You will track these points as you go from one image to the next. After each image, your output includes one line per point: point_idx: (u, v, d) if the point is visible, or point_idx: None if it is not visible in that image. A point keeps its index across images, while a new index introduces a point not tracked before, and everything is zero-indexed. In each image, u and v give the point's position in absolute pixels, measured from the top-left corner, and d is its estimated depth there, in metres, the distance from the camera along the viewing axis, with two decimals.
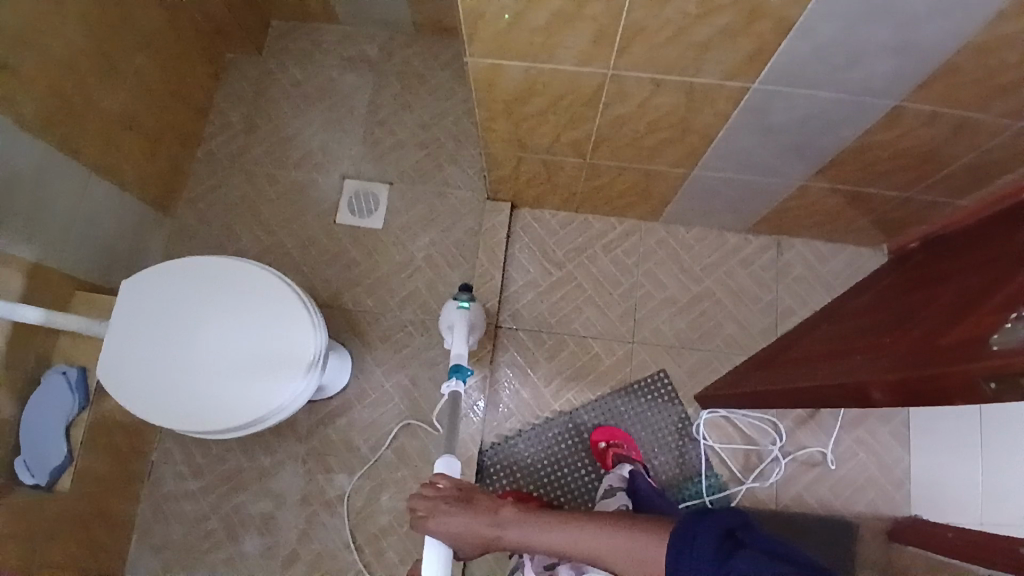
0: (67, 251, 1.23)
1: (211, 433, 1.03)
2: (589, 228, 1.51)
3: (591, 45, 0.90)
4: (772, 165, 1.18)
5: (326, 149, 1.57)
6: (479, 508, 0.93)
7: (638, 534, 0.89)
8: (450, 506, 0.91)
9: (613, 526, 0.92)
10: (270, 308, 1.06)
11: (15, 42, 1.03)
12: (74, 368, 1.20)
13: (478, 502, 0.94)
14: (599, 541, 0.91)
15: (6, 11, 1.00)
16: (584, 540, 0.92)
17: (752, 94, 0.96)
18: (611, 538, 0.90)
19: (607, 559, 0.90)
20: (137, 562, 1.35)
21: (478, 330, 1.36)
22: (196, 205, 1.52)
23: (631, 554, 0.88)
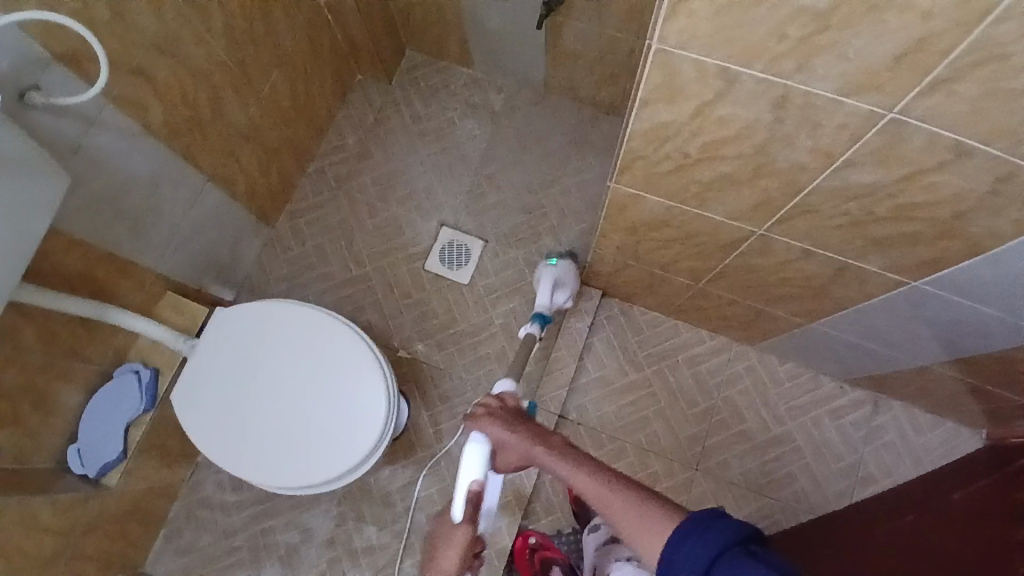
0: (167, 254, 1.25)
1: (259, 485, 1.02)
2: (676, 335, 1.44)
3: (749, 209, 0.82)
4: (898, 343, 1.09)
5: (430, 191, 1.57)
6: (533, 428, 0.84)
7: (661, 505, 0.69)
8: (495, 418, 0.86)
9: (637, 491, 0.71)
10: (348, 375, 1.03)
11: (158, 51, 1.03)
12: (148, 369, 1.21)
13: (534, 428, 0.84)
14: (610, 497, 0.72)
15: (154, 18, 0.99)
16: (607, 502, 0.72)
17: (906, 288, 0.87)
18: (632, 494, 0.70)
19: (617, 517, 0.70)
20: (161, 560, 1.37)
21: (566, 289, 1.32)
22: (295, 220, 1.56)
23: (643, 520, 0.67)
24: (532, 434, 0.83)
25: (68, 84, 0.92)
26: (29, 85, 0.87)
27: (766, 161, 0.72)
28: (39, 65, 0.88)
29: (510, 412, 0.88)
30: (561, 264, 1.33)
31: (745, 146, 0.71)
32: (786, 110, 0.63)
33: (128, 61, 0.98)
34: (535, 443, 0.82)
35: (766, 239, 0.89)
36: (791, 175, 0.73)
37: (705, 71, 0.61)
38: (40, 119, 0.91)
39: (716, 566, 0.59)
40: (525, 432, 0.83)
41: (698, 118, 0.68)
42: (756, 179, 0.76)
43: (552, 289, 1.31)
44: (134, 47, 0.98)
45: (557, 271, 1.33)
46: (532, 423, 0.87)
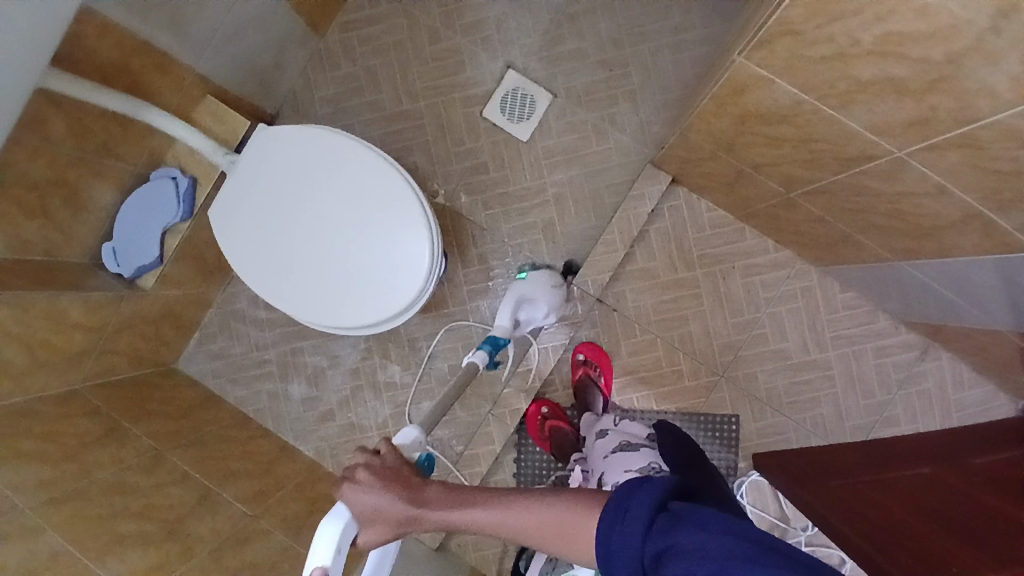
0: (207, 53, 1.14)
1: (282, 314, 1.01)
2: (738, 240, 1.33)
3: (897, 125, 0.68)
4: (973, 295, 0.95)
5: (502, 25, 1.36)
6: (403, 483, 0.69)
7: (580, 503, 0.64)
8: (370, 476, 0.69)
9: (548, 497, 0.66)
10: (391, 227, 0.96)
11: None
12: (185, 177, 1.17)
13: (404, 474, 0.70)
14: (515, 524, 0.66)
15: None
16: (524, 523, 0.66)
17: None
18: (552, 505, 0.65)
19: (538, 533, 0.65)
20: (195, 359, 1.46)
21: (538, 304, 1.23)
22: (347, 34, 1.40)
23: (566, 523, 0.64)
24: (407, 484, 0.69)
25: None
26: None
27: (950, 74, 0.57)
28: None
29: (378, 465, 0.70)
30: (531, 278, 1.25)
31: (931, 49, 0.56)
32: (1007, 15, 0.48)
33: None
34: (417, 502, 0.68)
35: (901, 163, 0.75)
36: (971, 97, 0.58)
37: None
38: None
39: (649, 542, 0.56)
40: (397, 490, 0.68)
41: None
42: (921, 93, 0.61)
43: (517, 306, 1.22)
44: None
45: (531, 287, 1.24)
46: (401, 470, 0.71)
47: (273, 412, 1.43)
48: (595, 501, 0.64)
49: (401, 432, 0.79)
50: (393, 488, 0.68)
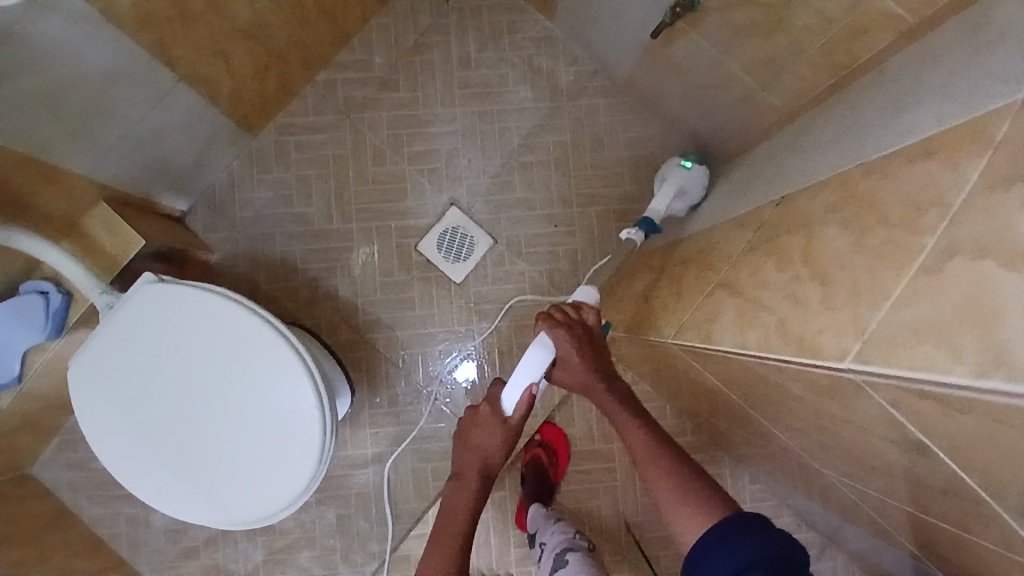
0: (113, 160, 1.01)
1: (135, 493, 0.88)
2: (658, 418, 1.31)
3: (820, 455, 0.65)
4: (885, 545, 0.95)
5: (453, 160, 1.30)
6: (597, 356, 0.85)
7: (692, 500, 0.69)
8: (569, 329, 0.84)
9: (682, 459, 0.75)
10: (282, 422, 0.86)
11: None
12: (59, 292, 1.00)
13: (599, 354, 0.86)
14: (646, 468, 0.75)
15: None
16: (648, 469, 0.75)
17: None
18: (669, 474, 0.73)
19: (658, 493, 0.72)
20: (51, 466, 1.27)
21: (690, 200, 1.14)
22: (285, 138, 1.29)
23: (687, 487, 0.70)
24: (596, 363, 0.84)
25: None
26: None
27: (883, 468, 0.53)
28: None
29: (580, 329, 0.86)
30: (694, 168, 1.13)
31: (867, 453, 0.51)
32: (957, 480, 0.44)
33: None
34: (600, 380, 0.84)
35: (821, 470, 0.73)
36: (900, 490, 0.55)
37: (895, 423, 0.42)
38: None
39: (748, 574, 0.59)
40: (591, 360, 0.84)
41: (838, 417, 0.49)
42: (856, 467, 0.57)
43: (673, 196, 1.13)
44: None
45: (664, 172, 1.19)
46: (597, 351, 0.86)
47: (131, 540, 1.27)
48: (710, 505, 0.68)
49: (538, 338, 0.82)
50: (575, 352, 0.83)
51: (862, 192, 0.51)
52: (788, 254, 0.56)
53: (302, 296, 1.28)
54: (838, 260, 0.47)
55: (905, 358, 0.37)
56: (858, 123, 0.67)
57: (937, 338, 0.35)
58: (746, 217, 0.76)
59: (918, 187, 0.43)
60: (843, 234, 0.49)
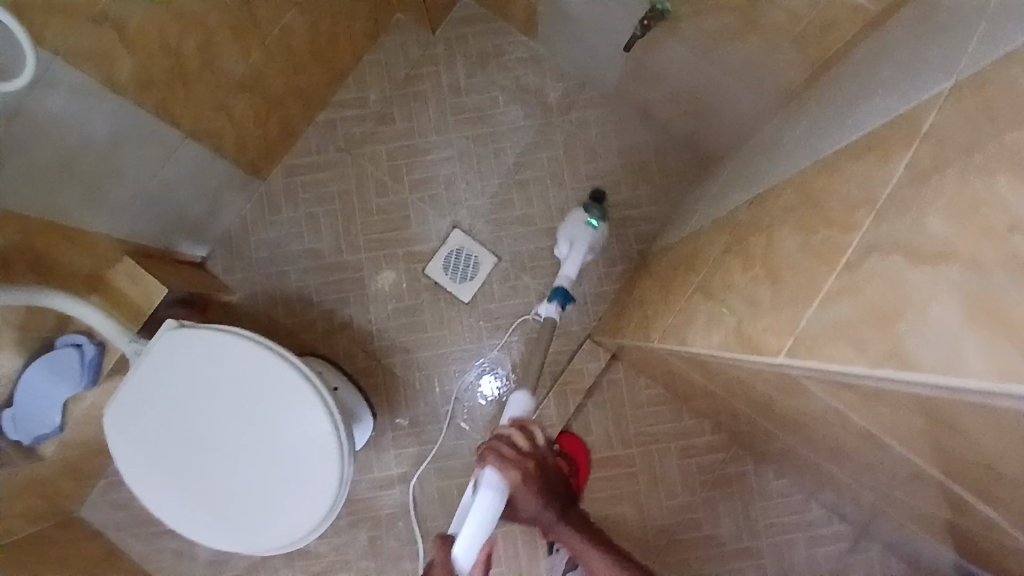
0: (129, 216, 1.08)
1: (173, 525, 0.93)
2: (676, 419, 1.31)
3: None
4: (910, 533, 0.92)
5: (452, 184, 1.34)
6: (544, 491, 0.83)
7: None
8: (509, 461, 0.81)
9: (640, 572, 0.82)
10: (301, 449, 0.90)
11: None
12: (92, 343, 1.08)
13: (543, 480, 0.83)
14: None
15: None
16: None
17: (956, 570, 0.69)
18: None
19: None
20: (99, 507, 1.34)
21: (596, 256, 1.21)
22: (292, 179, 1.35)
23: None
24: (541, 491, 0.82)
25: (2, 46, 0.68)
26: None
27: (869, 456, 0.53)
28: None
29: (524, 461, 0.83)
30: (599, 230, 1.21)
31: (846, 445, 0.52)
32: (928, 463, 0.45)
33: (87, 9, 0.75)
34: (549, 514, 0.84)
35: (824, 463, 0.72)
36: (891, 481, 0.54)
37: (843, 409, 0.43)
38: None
39: None
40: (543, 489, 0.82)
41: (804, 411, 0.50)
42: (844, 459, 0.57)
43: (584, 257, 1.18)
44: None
45: (570, 228, 1.21)
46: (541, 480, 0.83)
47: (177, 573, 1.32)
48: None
49: (512, 403, 0.95)
50: (526, 490, 0.80)
51: (815, 189, 0.53)
52: (754, 256, 0.58)
53: (319, 328, 1.33)
54: (790, 260, 0.49)
55: (829, 355, 0.38)
56: (823, 118, 0.68)
57: (856, 330, 0.36)
58: (726, 219, 0.78)
59: (858, 185, 0.45)
60: (796, 234, 0.50)
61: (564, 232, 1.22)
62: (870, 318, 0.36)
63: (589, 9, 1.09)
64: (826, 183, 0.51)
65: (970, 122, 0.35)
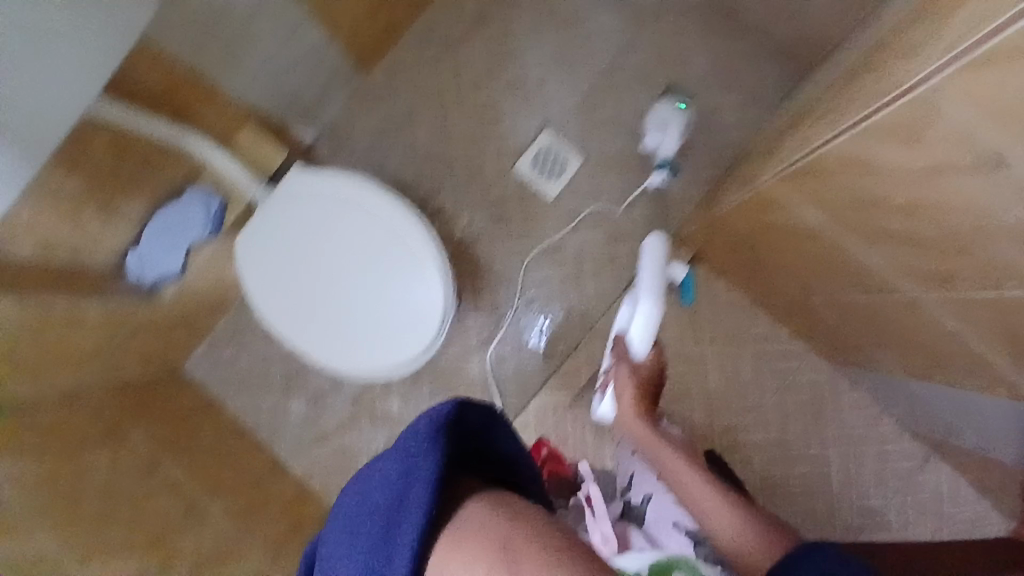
0: (255, 84, 1.17)
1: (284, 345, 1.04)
2: (751, 324, 1.33)
3: (919, 271, 0.67)
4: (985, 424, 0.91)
5: (545, 84, 1.39)
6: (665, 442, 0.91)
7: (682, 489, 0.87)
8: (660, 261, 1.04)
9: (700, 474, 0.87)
10: (406, 291, 0.99)
11: None
12: (217, 199, 1.19)
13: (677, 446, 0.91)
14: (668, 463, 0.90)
15: None
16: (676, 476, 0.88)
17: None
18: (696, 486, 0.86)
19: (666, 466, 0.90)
20: (202, 363, 1.48)
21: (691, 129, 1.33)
22: (394, 72, 1.43)
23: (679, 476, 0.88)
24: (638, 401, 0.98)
25: None
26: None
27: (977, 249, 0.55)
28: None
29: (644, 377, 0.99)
30: (679, 106, 1.31)
31: (965, 225, 0.54)
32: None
33: None
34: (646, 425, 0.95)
35: (919, 302, 0.75)
36: (1000, 274, 0.56)
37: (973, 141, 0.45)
38: None
39: None
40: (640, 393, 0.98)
41: (925, 178, 0.52)
42: (952, 255, 0.59)
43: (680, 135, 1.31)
44: None
45: (658, 115, 1.32)
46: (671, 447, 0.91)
47: (268, 430, 1.46)
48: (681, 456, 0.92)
49: (651, 235, 1.07)
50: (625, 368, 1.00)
51: None
52: (885, 60, 0.60)
53: None
54: (927, 30, 0.51)
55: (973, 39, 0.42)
56: None
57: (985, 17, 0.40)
58: (844, 71, 0.79)
59: None
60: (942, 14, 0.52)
61: (657, 107, 1.32)
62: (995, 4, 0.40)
63: None
64: None
65: None
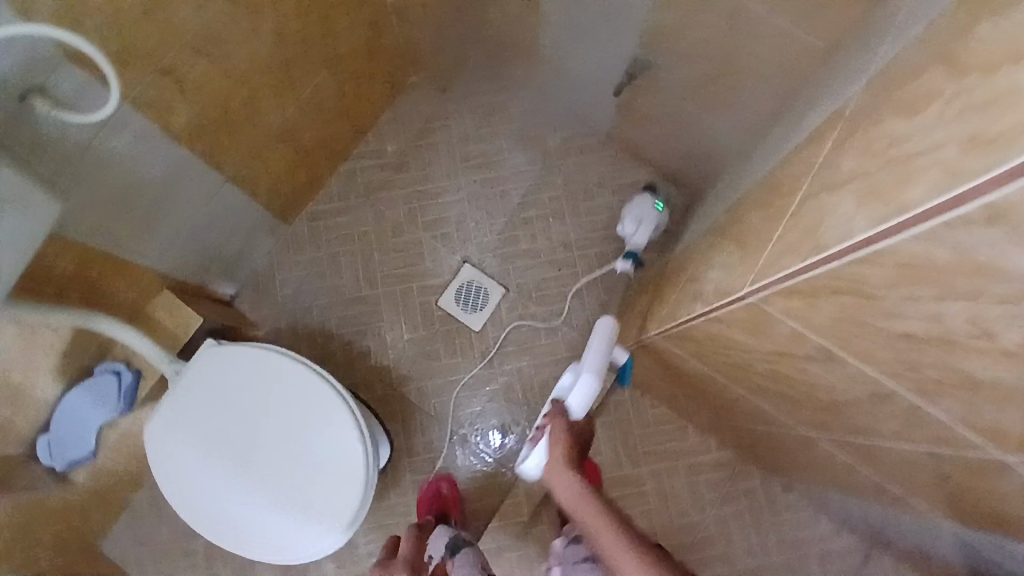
0: (172, 253, 1.19)
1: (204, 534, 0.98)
2: (682, 438, 1.37)
3: (800, 418, 0.72)
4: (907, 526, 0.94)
5: (462, 223, 1.47)
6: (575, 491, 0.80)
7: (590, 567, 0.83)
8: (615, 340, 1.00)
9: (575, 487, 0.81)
10: (327, 459, 0.97)
11: (195, 51, 0.93)
12: (129, 372, 1.14)
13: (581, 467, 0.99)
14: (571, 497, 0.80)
15: (195, 16, 0.89)
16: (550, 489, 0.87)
17: (938, 528, 0.75)
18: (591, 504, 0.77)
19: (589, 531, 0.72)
20: (119, 543, 1.36)
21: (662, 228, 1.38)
22: (316, 222, 1.48)
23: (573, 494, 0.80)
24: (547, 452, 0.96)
25: (80, 84, 0.81)
26: (34, 85, 0.78)
27: (839, 410, 0.60)
28: (51, 63, 0.77)
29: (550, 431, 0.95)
30: (647, 203, 1.35)
31: (821, 392, 0.59)
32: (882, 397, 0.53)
33: (157, 64, 0.89)
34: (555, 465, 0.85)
35: (811, 438, 0.79)
36: (862, 429, 0.61)
37: (804, 341, 0.50)
38: (48, 119, 0.81)
39: None
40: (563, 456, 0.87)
41: (775, 358, 0.57)
42: (821, 411, 0.64)
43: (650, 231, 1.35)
44: (167, 47, 0.89)
45: (637, 208, 1.36)
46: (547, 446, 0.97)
47: None
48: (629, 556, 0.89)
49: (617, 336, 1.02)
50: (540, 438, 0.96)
51: (778, 182, 0.63)
52: (729, 241, 0.68)
53: (338, 359, 1.41)
54: (755, 231, 0.58)
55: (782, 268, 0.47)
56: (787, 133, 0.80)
57: (794, 244, 0.46)
58: (710, 225, 0.89)
59: (812, 163, 0.55)
60: (761, 213, 0.61)
61: (631, 203, 1.38)
62: (801, 231, 0.46)
63: (580, 64, 1.25)
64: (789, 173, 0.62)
65: (875, 99, 0.46)
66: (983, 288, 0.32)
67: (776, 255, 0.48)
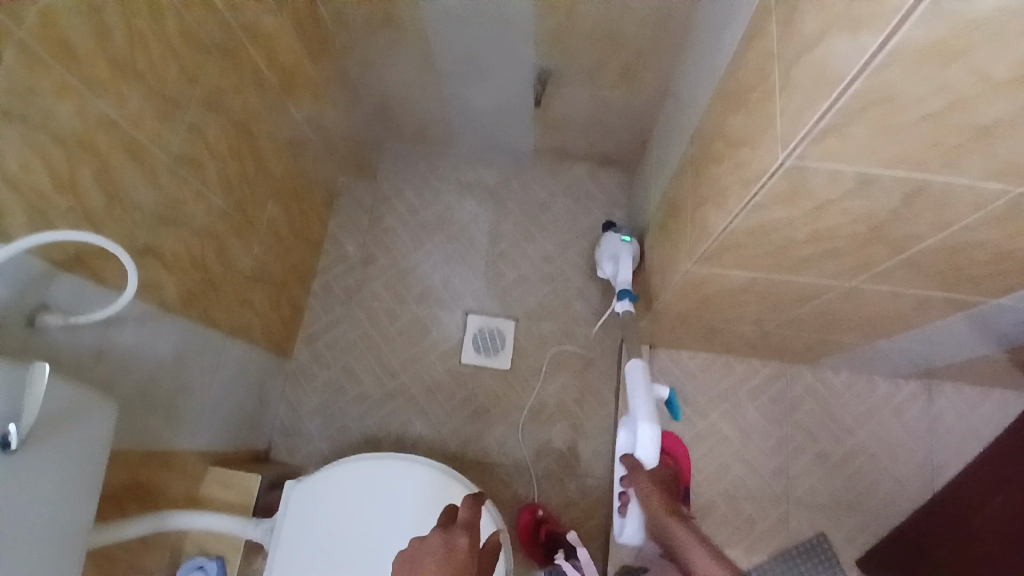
0: (203, 427, 1.16)
1: None
2: (730, 371, 1.44)
3: (842, 271, 0.81)
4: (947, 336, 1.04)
5: (448, 282, 1.51)
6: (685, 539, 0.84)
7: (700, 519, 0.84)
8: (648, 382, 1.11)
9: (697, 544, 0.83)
10: None
11: (164, 222, 0.94)
12: (212, 560, 1.09)
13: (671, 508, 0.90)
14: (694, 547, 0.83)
15: (151, 189, 0.90)
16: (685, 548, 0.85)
17: (985, 308, 0.85)
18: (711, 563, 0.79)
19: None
20: None
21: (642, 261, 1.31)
22: (314, 344, 1.48)
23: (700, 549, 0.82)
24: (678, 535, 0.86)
25: (75, 291, 0.80)
26: (37, 307, 0.75)
27: (878, 237, 0.69)
28: (44, 279, 0.75)
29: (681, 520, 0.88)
30: (614, 238, 1.34)
31: (860, 227, 0.68)
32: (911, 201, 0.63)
33: (136, 249, 0.90)
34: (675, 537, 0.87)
35: (854, 289, 0.87)
36: (904, 245, 0.70)
37: (840, 177, 0.59)
38: (57, 334, 0.78)
39: None
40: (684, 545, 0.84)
41: (815, 213, 0.66)
42: (862, 249, 0.73)
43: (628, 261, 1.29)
44: (138, 227, 0.89)
45: (609, 248, 1.34)
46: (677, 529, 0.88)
47: None
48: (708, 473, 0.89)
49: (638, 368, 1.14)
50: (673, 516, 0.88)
51: (737, 89, 0.74)
52: (721, 153, 0.77)
53: None
54: (748, 126, 0.67)
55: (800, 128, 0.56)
56: (707, 65, 0.93)
57: (806, 104, 0.55)
58: (681, 165, 0.99)
59: (765, 55, 0.66)
60: (741, 113, 0.71)
61: (600, 245, 1.38)
62: (805, 91, 0.55)
63: (491, 101, 1.37)
64: (742, 78, 0.73)
65: None
66: (970, 41, 0.42)
67: (792, 121, 0.57)
